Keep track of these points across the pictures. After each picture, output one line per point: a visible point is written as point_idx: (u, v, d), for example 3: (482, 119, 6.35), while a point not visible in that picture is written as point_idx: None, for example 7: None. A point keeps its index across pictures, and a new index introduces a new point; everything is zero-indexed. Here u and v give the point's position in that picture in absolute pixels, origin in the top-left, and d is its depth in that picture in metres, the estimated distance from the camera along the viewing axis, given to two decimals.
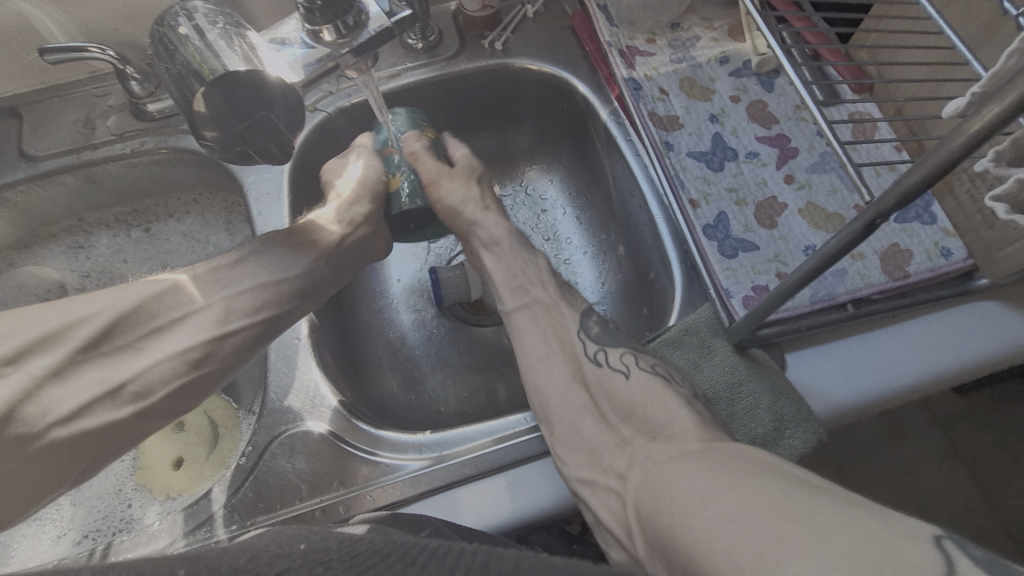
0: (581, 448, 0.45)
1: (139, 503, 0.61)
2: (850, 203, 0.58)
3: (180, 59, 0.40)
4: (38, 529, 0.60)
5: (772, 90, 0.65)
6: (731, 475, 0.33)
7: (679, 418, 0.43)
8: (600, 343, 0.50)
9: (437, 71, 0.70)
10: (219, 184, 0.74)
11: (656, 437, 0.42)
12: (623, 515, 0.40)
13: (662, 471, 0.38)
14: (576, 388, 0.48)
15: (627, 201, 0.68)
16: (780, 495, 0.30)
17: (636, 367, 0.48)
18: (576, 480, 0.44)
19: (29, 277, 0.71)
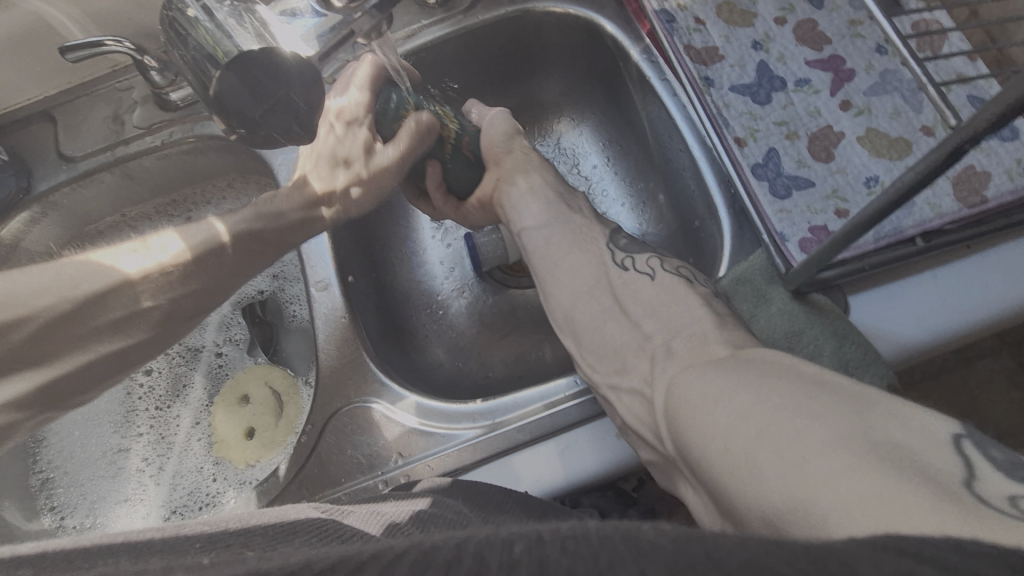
0: (610, 356, 0.45)
1: (220, 476, 0.64)
2: (916, 125, 0.53)
3: (193, 43, 0.38)
4: (131, 509, 0.64)
5: (821, 7, 0.59)
6: (743, 377, 0.32)
7: (699, 315, 0.43)
8: (628, 251, 0.51)
9: (454, 26, 0.66)
10: (249, 167, 0.74)
11: (678, 334, 0.42)
12: (651, 418, 0.39)
13: (682, 376, 0.37)
14: (601, 294, 0.48)
15: (665, 146, 0.64)
16: (795, 390, 0.29)
17: (662, 269, 0.48)
18: (607, 387, 0.44)
19: None
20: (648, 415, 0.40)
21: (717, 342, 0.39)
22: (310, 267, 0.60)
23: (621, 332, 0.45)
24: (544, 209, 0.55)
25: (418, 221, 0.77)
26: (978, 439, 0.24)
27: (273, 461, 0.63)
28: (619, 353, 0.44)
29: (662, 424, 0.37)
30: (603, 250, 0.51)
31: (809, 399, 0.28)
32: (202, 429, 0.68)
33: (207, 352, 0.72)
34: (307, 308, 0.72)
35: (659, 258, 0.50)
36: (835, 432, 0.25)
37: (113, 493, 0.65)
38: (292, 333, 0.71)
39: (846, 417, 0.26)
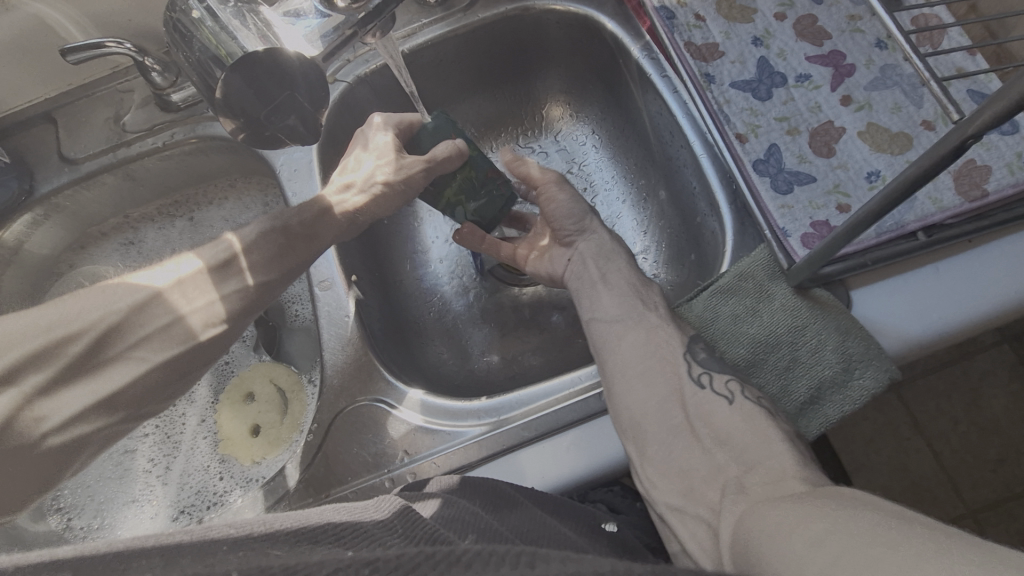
0: (677, 478, 0.43)
1: (226, 475, 0.65)
2: (916, 119, 0.53)
3: (196, 44, 0.38)
4: (138, 509, 0.65)
5: (821, 2, 0.59)
6: (824, 509, 0.32)
7: (778, 455, 0.41)
8: (706, 367, 0.47)
9: (453, 25, 0.66)
10: (252, 168, 0.74)
11: (751, 471, 0.41)
12: (715, 550, 0.39)
13: (755, 513, 0.36)
14: (671, 410, 0.46)
15: (666, 142, 0.64)
16: (871, 522, 0.29)
17: (741, 395, 0.45)
18: (667, 508, 0.43)
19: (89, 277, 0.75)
20: (714, 548, 0.39)
21: (796, 482, 0.38)
22: (314, 265, 0.60)
23: (692, 460, 0.43)
24: (624, 305, 0.52)
25: (424, 221, 0.78)
26: None
27: (280, 458, 0.63)
28: (685, 475, 0.43)
29: (729, 555, 0.37)
30: (678, 360, 0.48)
31: (886, 530, 0.28)
32: (208, 429, 0.69)
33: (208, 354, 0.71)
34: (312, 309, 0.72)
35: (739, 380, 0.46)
36: (909, 561, 0.25)
37: (118, 493, 0.66)
38: (296, 331, 0.71)
39: (922, 546, 0.26)
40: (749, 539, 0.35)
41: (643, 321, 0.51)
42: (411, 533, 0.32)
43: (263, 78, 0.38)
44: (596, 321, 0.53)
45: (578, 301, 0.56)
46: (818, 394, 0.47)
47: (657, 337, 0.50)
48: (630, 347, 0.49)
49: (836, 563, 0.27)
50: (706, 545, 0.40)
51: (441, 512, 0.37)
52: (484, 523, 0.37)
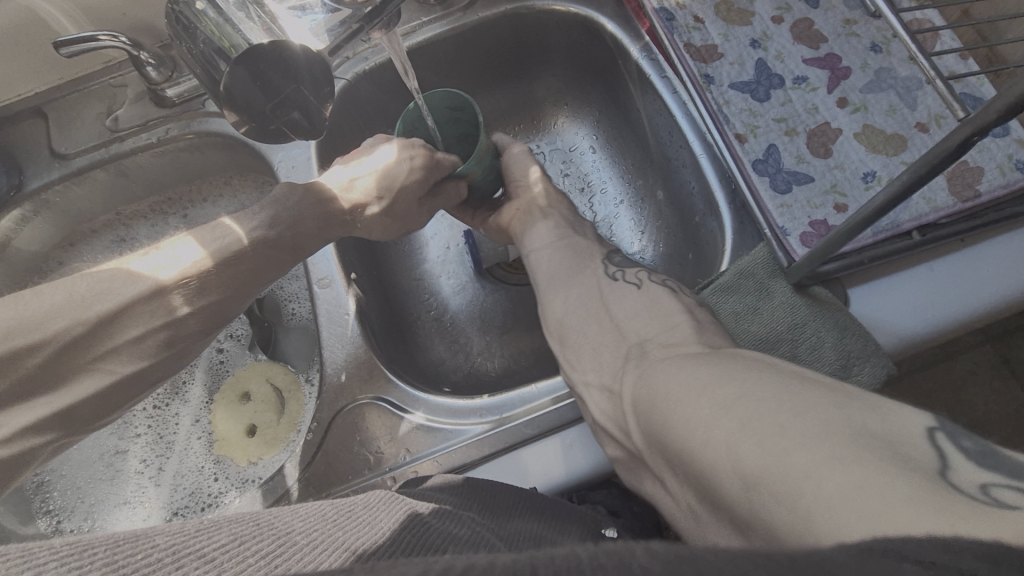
0: (587, 355, 0.47)
1: (221, 476, 0.64)
2: (911, 121, 0.54)
3: (202, 36, 0.38)
4: (130, 511, 0.64)
5: (817, 6, 0.60)
6: (728, 370, 0.33)
7: (677, 324, 0.45)
8: (620, 267, 0.54)
9: (453, 23, 0.66)
10: (248, 164, 0.73)
11: (657, 340, 0.44)
12: (617, 412, 0.42)
13: (657, 372, 0.38)
14: (588, 302, 0.51)
15: (665, 143, 0.65)
16: (776, 386, 0.30)
17: (648, 280, 0.51)
18: (579, 383, 0.46)
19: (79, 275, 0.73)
20: (615, 411, 0.42)
21: (694, 343, 0.41)
22: (312, 263, 0.60)
23: (602, 337, 0.48)
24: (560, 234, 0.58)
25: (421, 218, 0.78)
26: (950, 431, 0.24)
27: (277, 458, 0.63)
28: (597, 351, 0.47)
29: (632, 417, 0.39)
30: (598, 265, 0.54)
31: (791, 393, 0.29)
32: (202, 429, 0.67)
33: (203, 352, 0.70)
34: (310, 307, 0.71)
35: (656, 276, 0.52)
36: (817, 425, 0.26)
37: (109, 494, 0.65)
38: (292, 330, 0.70)
39: (828, 411, 0.26)
40: (651, 397, 0.37)
41: (572, 243, 0.57)
42: (406, 548, 0.29)
43: (268, 69, 0.37)
44: (531, 254, 0.57)
45: (519, 242, 0.60)
46: None
47: (580, 253, 0.56)
48: (560, 260, 0.55)
49: (743, 429, 0.28)
50: (609, 409, 0.43)
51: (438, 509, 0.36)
52: (482, 526, 0.36)
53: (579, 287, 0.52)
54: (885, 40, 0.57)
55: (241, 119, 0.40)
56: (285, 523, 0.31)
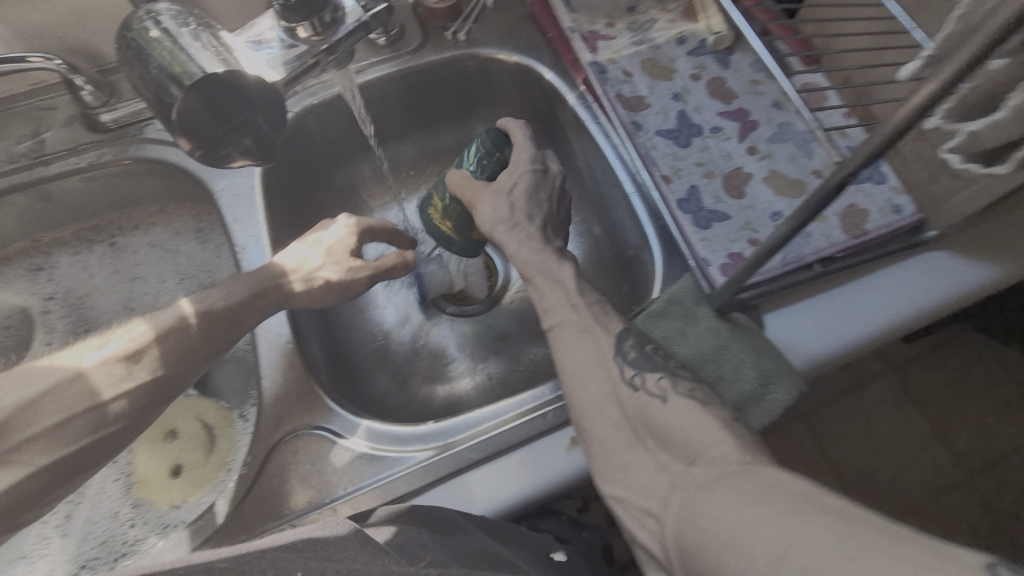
0: (618, 471, 0.43)
1: (140, 521, 0.59)
2: (809, 168, 0.62)
3: (152, 63, 0.38)
4: (30, 565, 0.58)
5: (728, 67, 0.68)
6: (771, 510, 0.31)
7: (719, 441, 0.40)
8: (638, 367, 0.46)
9: (401, 64, 0.70)
10: (187, 193, 0.71)
11: (696, 462, 0.40)
12: (662, 540, 0.38)
13: (701, 505, 0.36)
14: (610, 409, 0.46)
15: (599, 182, 0.70)
16: (827, 531, 0.28)
17: (674, 389, 0.45)
18: (612, 499, 0.43)
19: None
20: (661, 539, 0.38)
21: (739, 465, 0.37)
22: None
23: (638, 457, 0.43)
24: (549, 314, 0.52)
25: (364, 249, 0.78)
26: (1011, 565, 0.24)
27: (204, 499, 0.58)
28: (628, 470, 0.43)
29: (680, 557, 0.36)
30: (612, 363, 0.47)
31: (853, 536, 0.28)
32: (119, 471, 0.62)
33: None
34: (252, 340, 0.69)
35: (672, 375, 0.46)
36: None
37: (6, 549, 0.58)
38: (226, 362, 0.68)
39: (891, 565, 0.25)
40: (700, 542, 0.34)
41: (583, 325, 0.49)
42: None
43: (224, 99, 0.39)
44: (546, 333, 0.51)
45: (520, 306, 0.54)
46: (741, 407, 0.51)
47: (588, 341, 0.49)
48: (569, 354, 0.49)
49: None
50: (654, 536, 0.39)
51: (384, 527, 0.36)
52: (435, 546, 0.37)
53: (594, 387, 0.47)
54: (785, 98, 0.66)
55: (193, 146, 0.40)
56: None
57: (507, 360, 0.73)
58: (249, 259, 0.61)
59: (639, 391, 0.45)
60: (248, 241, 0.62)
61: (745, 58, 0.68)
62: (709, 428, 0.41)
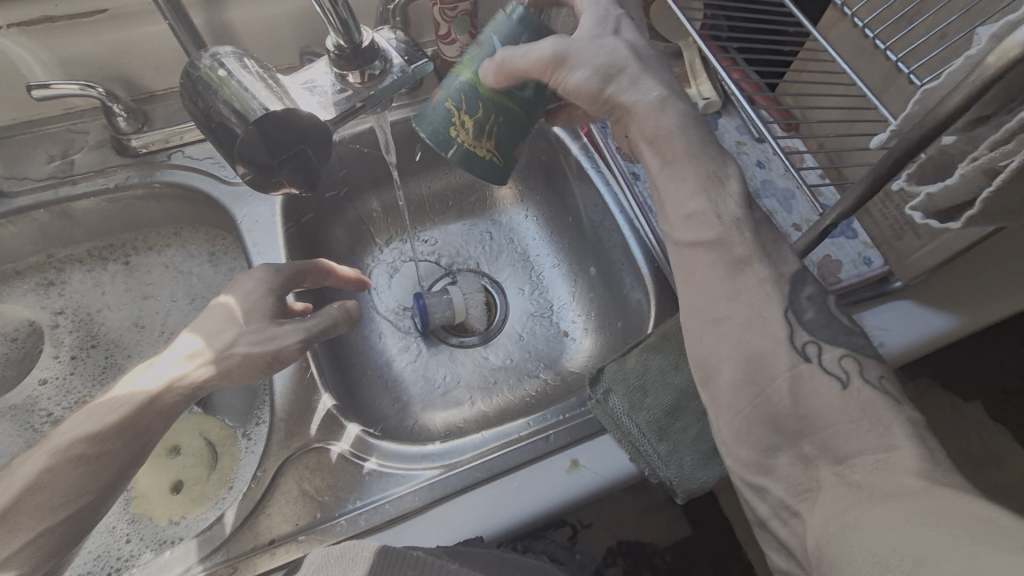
0: (754, 450, 0.42)
1: (135, 537, 0.59)
2: (788, 222, 0.68)
3: (217, 105, 0.42)
4: None
5: (716, 129, 0.76)
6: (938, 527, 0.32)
7: (898, 448, 0.38)
8: (813, 335, 0.43)
9: (419, 110, 0.77)
10: (206, 217, 0.74)
11: (876, 470, 0.38)
12: (799, 532, 0.40)
13: (862, 513, 0.36)
14: (763, 390, 0.42)
15: (598, 226, 0.77)
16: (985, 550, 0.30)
17: (857, 376, 0.42)
18: (741, 480, 0.43)
19: None
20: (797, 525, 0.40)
21: (914, 476, 0.36)
22: None
23: (791, 461, 0.41)
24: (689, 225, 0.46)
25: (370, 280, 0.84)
26: None
27: (203, 516, 0.59)
28: (755, 443, 0.42)
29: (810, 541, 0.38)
30: (778, 320, 0.43)
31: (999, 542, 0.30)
32: None
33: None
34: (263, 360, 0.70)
35: (852, 357, 0.43)
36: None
37: None
38: None
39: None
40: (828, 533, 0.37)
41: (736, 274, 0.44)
42: None
43: (278, 134, 0.43)
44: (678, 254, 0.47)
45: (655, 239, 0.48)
46: None
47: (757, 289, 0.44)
48: (709, 283, 0.45)
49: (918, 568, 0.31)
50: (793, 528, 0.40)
51: None
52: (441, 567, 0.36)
53: (731, 343, 0.43)
54: (767, 159, 0.73)
55: (247, 172, 0.44)
56: None
57: (504, 393, 0.77)
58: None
59: (815, 363, 0.42)
60: (265, 264, 0.65)
61: (732, 122, 0.76)
62: (885, 432, 0.39)
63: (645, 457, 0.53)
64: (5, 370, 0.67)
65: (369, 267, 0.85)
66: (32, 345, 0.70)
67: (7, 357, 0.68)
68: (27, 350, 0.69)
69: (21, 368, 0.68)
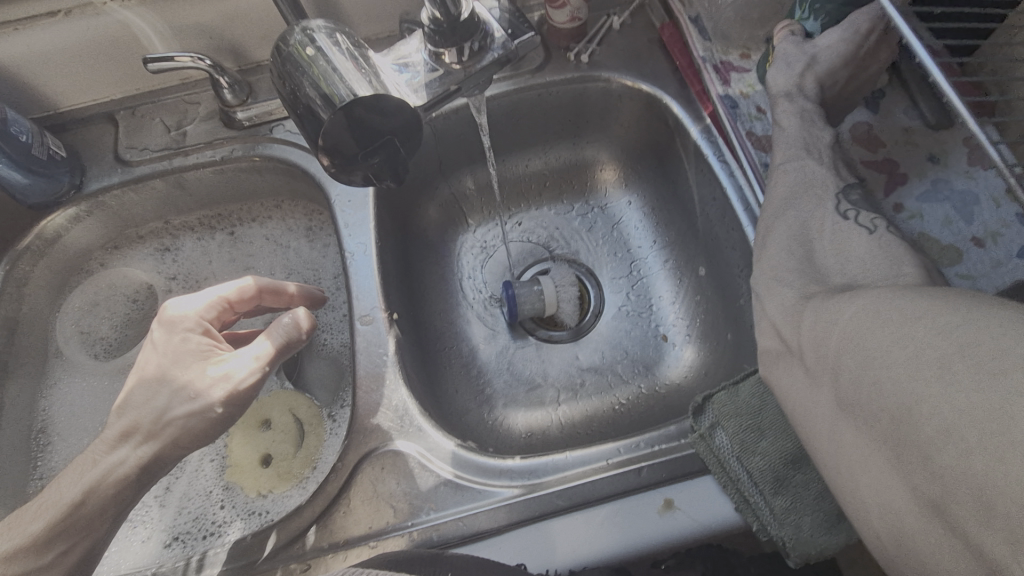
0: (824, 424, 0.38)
1: (229, 504, 0.62)
2: (966, 235, 0.55)
3: (304, 89, 0.39)
4: (129, 531, 0.61)
5: (877, 112, 0.62)
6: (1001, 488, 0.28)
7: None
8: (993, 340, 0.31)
9: (521, 83, 0.71)
10: (304, 191, 0.74)
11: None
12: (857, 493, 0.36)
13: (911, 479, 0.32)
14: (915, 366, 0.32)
15: (713, 222, 0.67)
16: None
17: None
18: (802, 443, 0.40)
19: (118, 279, 0.74)
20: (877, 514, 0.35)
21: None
22: (355, 301, 0.60)
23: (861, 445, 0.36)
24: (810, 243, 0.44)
25: (461, 263, 0.81)
26: None
27: (289, 493, 0.60)
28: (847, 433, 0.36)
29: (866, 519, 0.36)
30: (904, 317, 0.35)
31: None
32: (216, 451, 0.65)
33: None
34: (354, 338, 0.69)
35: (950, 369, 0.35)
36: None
37: None
38: (320, 359, 0.69)
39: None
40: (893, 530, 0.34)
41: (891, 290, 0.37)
42: None
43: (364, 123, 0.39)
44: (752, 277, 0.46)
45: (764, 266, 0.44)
46: None
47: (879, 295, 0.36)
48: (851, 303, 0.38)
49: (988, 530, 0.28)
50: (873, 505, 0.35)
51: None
52: None
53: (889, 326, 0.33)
54: (942, 151, 0.59)
55: (332, 164, 0.41)
56: None
57: (592, 398, 0.71)
58: (356, 266, 0.62)
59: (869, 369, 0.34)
60: (354, 247, 0.63)
61: (898, 103, 0.62)
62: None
63: (754, 509, 0.46)
64: (127, 330, 0.71)
65: (460, 249, 0.81)
66: (151, 308, 0.73)
67: (129, 317, 0.72)
68: (145, 312, 0.72)
69: (140, 329, 0.71)
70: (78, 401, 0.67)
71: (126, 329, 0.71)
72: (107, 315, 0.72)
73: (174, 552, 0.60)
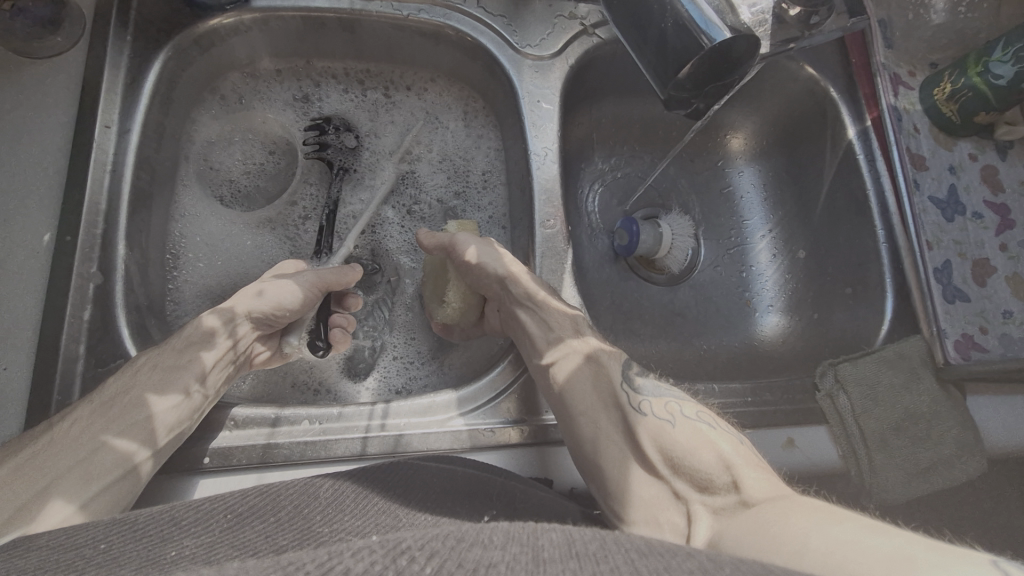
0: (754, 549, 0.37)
1: (381, 372, 0.66)
2: None
3: (700, 35, 0.45)
4: (286, 376, 0.65)
5: (1005, 160, 0.71)
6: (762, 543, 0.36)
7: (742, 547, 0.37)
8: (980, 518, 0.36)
9: None
10: (469, 74, 0.72)
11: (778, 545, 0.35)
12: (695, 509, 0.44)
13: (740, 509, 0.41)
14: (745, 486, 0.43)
15: (835, 216, 0.76)
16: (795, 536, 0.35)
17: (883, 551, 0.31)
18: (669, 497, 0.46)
19: (257, 125, 0.70)
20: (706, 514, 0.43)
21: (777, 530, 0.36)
22: (537, 204, 0.63)
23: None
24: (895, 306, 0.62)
25: (585, 185, 0.83)
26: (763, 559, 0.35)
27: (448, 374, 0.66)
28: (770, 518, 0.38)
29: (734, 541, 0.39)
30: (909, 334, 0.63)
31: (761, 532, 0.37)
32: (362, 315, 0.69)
33: (388, 249, 0.71)
34: (505, 233, 0.72)
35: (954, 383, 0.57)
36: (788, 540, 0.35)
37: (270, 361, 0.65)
38: None
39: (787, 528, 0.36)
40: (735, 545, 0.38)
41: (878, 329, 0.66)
42: (275, 521, 0.40)
43: (724, 67, 0.48)
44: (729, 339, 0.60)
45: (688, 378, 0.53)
46: (934, 467, 0.58)
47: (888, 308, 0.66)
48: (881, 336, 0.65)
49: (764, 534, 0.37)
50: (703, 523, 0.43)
51: (344, 491, 0.44)
52: (327, 519, 0.40)
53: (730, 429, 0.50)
54: None
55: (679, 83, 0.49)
56: (240, 534, 0.38)
57: (679, 340, 0.78)
58: (542, 167, 0.64)
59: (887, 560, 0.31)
60: (540, 150, 0.65)
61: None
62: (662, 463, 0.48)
63: (854, 458, 0.58)
64: (260, 180, 0.69)
65: (586, 172, 0.83)
66: (287, 166, 0.70)
67: (264, 168, 0.69)
68: (280, 168, 0.70)
69: (277, 186, 0.69)
70: (208, 241, 0.66)
71: (258, 180, 0.69)
72: (241, 157, 0.69)
73: (299, 391, 0.65)
